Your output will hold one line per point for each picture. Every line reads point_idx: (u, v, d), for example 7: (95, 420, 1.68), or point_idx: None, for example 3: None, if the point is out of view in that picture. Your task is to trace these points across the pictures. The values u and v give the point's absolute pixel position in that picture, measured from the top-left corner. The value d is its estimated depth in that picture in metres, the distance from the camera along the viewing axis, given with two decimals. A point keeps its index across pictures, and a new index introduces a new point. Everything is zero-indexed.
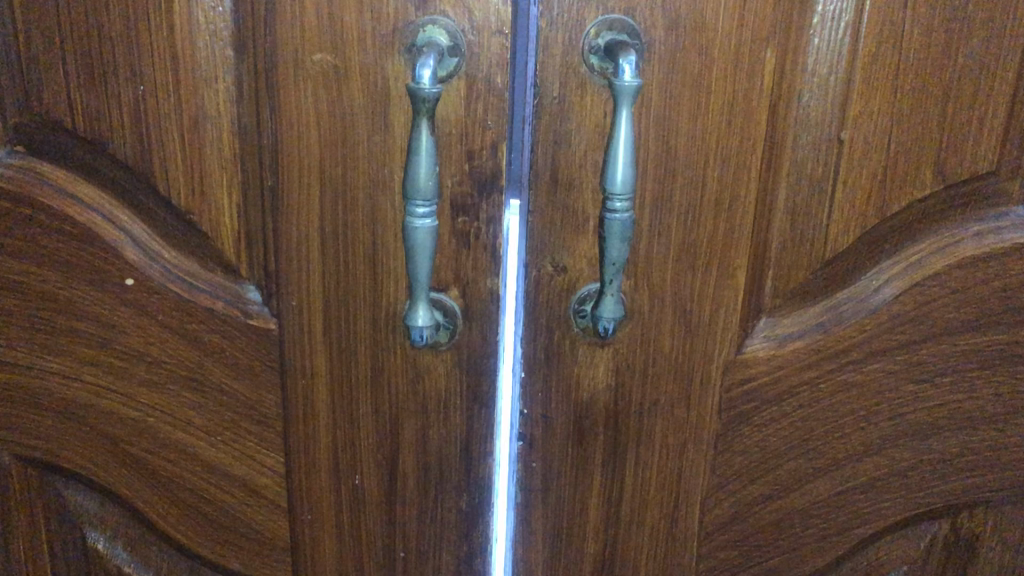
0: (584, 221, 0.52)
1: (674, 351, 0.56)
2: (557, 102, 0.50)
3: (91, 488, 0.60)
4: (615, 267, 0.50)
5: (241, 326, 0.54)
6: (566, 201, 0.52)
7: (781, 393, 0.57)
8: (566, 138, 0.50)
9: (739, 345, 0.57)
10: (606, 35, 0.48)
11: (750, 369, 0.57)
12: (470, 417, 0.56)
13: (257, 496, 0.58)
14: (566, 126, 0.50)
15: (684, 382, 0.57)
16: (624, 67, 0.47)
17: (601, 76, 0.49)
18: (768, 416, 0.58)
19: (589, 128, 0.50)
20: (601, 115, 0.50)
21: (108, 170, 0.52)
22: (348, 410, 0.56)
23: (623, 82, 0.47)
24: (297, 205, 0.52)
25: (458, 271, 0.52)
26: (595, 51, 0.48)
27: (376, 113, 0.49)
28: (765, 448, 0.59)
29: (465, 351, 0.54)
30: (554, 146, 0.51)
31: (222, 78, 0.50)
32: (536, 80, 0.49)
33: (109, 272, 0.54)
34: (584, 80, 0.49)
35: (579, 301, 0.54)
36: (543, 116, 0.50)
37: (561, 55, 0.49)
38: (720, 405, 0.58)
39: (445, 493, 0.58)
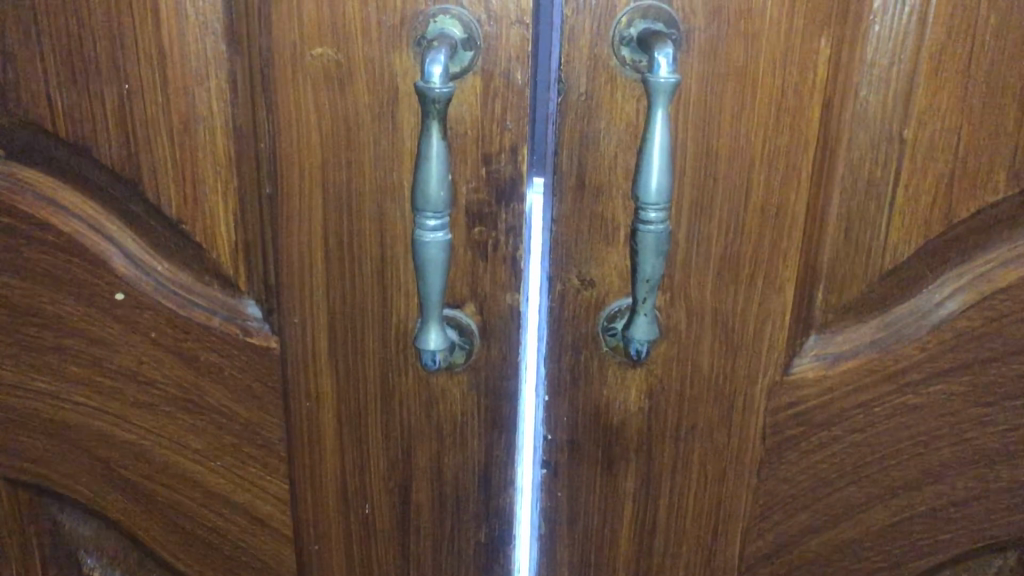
0: (614, 230, 0.47)
1: (714, 372, 0.51)
2: (584, 99, 0.44)
3: (85, 513, 0.56)
4: (649, 283, 0.45)
5: (240, 344, 0.50)
6: (594, 207, 0.47)
7: (832, 417, 0.52)
8: (595, 138, 0.45)
9: (786, 364, 0.51)
10: (640, 24, 0.43)
11: (798, 390, 0.52)
12: (488, 443, 0.51)
13: (261, 524, 0.54)
14: (595, 125, 0.45)
15: (725, 404, 0.52)
16: (658, 62, 0.41)
17: (633, 69, 0.44)
18: (816, 442, 0.53)
19: (620, 127, 0.45)
20: (634, 113, 0.44)
21: (94, 175, 0.48)
22: (356, 435, 0.51)
23: (658, 78, 0.41)
24: (297, 214, 0.47)
25: (475, 286, 0.47)
26: (627, 42, 0.43)
27: (383, 112, 0.44)
28: (814, 476, 0.53)
29: (483, 372, 0.49)
30: (580, 147, 0.45)
31: (214, 74, 0.45)
32: (560, 73, 0.44)
33: (98, 286, 0.50)
34: (614, 74, 0.44)
35: (608, 318, 0.49)
36: (569, 115, 0.45)
37: (588, 46, 0.43)
38: (764, 430, 0.52)
39: (463, 524, 0.53)
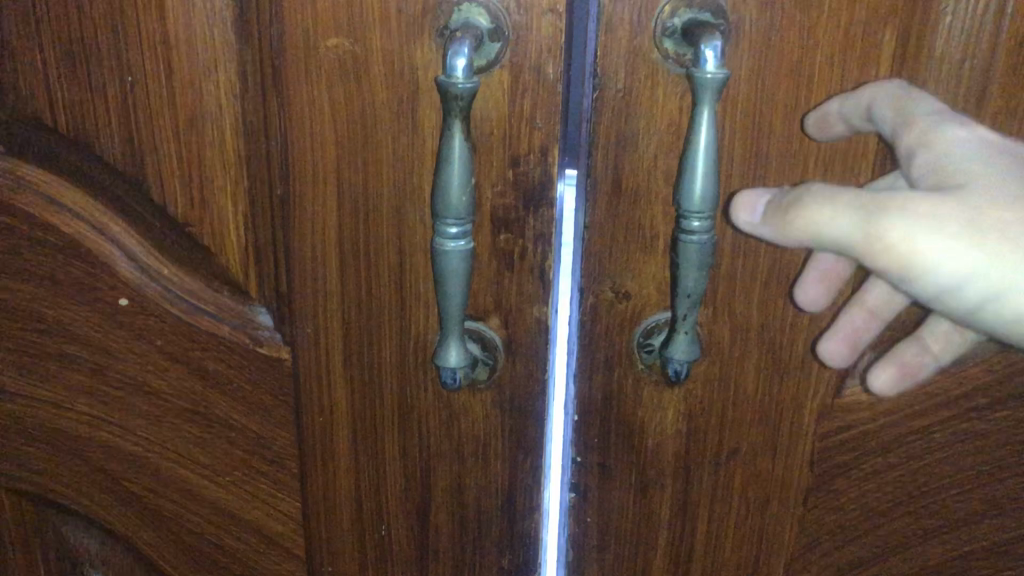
0: (653, 238, 0.43)
1: (760, 394, 0.47)
2: (621, 96, 0.40)
3: (90, 526, 0.53)
4: (691, 299, 0.41)
5: (250, 354, 0.47)
6: (631, 214, 0.43)
7: (888, 444, 0.48)
8: (633, 139, 0.41)
9: (837, 387, 0.47)
10: (685, 14, 0.39)
11: (850, 415, 0.47)
12: (513, 465, 0.47)
13: (272, 543, 0.51)
14: (633, 125, 0.41)
15: (770, 428, 0.47)
16: (705, 55, 0.37)
17: (677, 63, 0.40)
18: (869, 470, 0.48)
19: (660, 127, 0.41)
20: (676, 112, 0.40)
21: (97, 173, 0.45)
22: (371, 452, 0.48)
23: (705, 74, 0.37)
24: (311, 218, 0.44)
25: (499, 296, 0.44)
26: (670, 32, 0.39)
27: (403, 109, 0.41)
28: (865, 506, 0.49)
29: (508, 390, 0.46)
30: (617, 148, 0.41)
31: (222, 66, 0.42)
32: (596, 67, 0.40)
33: (102, 291, 0.47)
34: (655, 69, 0.40)
35: (645, 333, 0.45)
36: (605, 113, 0.41)
37: (627, 38, 0.39)
38: (811, 457, 0.48)
39: (485, 549, 0.49)
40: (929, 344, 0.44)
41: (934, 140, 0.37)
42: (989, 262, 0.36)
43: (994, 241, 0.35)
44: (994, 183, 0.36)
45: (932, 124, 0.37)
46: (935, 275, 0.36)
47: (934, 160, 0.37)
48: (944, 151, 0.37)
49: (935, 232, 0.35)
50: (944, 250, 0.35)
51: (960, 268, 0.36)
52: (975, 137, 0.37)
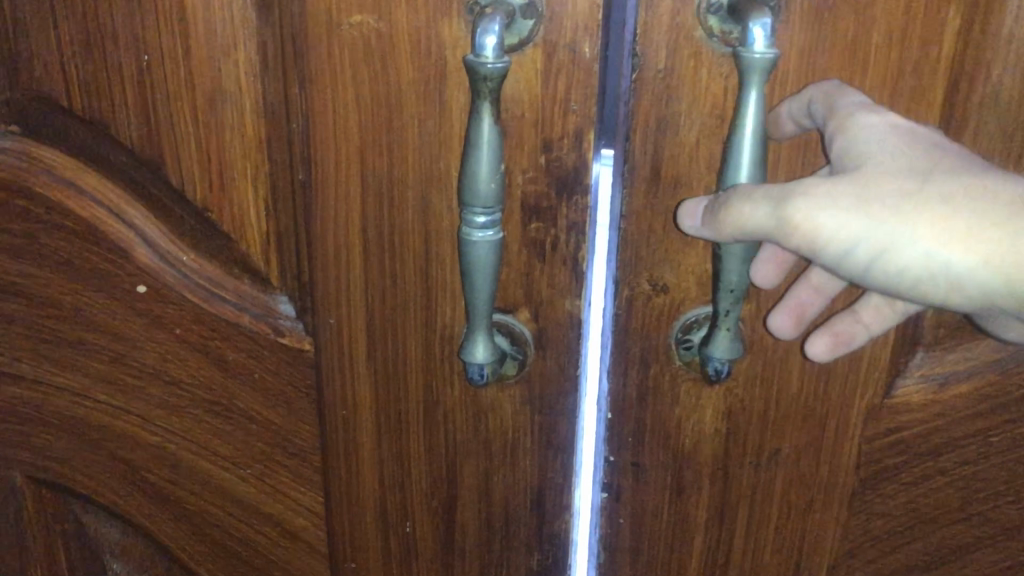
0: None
1: (804, 395, 0.44)
2: (662, 76, 0.38)
3: (111, 516, 0.52)
4: (734, 294, 0.39)
5: (272, 344, 0.45)
6: (670, 202, 0.40)
7: (939, 447, 0.45)
8: (673, 123, 0.39)
9: (887, 387, 0.44)
10: None
11: (900, 417, 0.44)
12: (543, 463, 0.45)
13: (295, 538, 0.50)
14: (674, 108, 0.38)
15: (814, 431, 0.45)
16: (753, 32, 0.34)
17: (722, 41, 0.37)
18: (919, 475, 0.46)
19: (703, 110, 0.38)
20: (720, 95, 0.38)
21: (114, 156, 0.44)
22: (396, 447, 0.46)
23: (753, 54, 0.34)
24: (333, 204, 0.42)
25: (530, 288, 0.42)
26: (716, 8, 0.36)
27: (429, 90, 0.39)
28: (915, 512, 0.47)
29: (539, 385, 0.43)
30: (656, 133, 0.39)
31: (242, 45, 0.40)
32: (635, 46, 0.37)
33: (119, 278, 0.45)
34: (698, 47, 0.37)
35: (683, 329, 0.42)
36: (644, 95, 0.38)
37: (669, 14, 0.37)
38: (858, 461, 0.45)
39: (513, 549, 0.48)
40: (862, 313, 0.41)
41: (849, 127, 0.35)
42: (874, 227, 0.35)
43: (877, 206, 0.35)
44: (890, 155, 0.35)
45: (844, 110, 0.35)
46: (827, 246, 0.36)
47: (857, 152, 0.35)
48: (859, 139, 0.35)
49: (826, 204, 0.35)
50: (834, 222, 0.35)
51: (849, 236, 0.35)
52: (888, 123, 0.35)
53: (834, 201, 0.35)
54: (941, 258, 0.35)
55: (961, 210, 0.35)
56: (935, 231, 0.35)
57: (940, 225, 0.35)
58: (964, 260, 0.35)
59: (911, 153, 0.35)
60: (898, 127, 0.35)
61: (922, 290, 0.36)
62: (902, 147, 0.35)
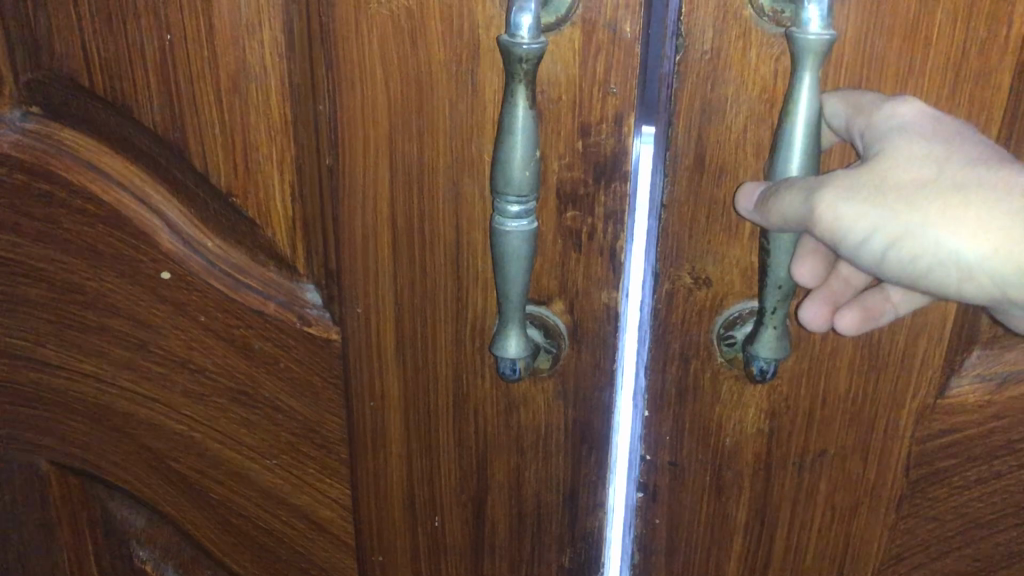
0: (739, 219, 0.38)
1: (853, 394, 0.41)
2: (708, 59, 0.35)
3: (137, 503, 0.52)
4: (782, 290, 0.37)
5: (297, 333, 0.44)
6: (715, 191, 0.38)
7: (995, 450, 0.43)
8: (719, 108, 0.36)
9: (941, 386, 0.42)
10: None
11: (953, 418, 0.42)
12: (576, 459, 0.44)
13: (321, 530, 0.49)
14: (721, 92, 0.36)
15: (862, 430, 0.42)
16: (807, 12, 0.32)
17: (772, 21, 0.35)
18: (973, 478, 0.44)
19: (752, 93, 0.36)
20: (770, 77, 0.35)
21: (137, 138, 0.42)
22: (424, 440, 0.45)
23: (807, 35, 0.32)
24: (361, 189, 0.40)
25: (565, 279, 0.40)
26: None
27: (461, 70, 0.37)
28: (965, 517, 0.45)
29: (573, 379, 0.42)
30: (700, 120, 0.37)
31: (267, 23, 0.38)
32: (680, 26, 0.35)
33: (143, 263, 0.44)
34: (748, 28, 0.35)
35: (726, 325, 0.40)
36: (688, 78, 0.36)
37: None
38: (907, 464, 0.43)
39: (544, 546, 0.46)
40: (891, 292, 0.38)
41: (873, 119, 0.33)
42: (889, 216, 0.33)
43: (891, 195, 0.33)
44: (911, 142, 0.33)
45: (870, 102, 0.34)
46: (841, 237, 0.33)
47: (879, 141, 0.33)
48: (881, 129, 0.33)
49: (843, 192, 0.32)
50: (851, 210, 0.33)
51: (862, 225, 0.33)
52: (913, 111, 0.33)
53: (848, 189, 0.33)
54: (952, 246, 0.32)
55: (978, 197, 0.32)
56: (950, 219, 0.32)
57: (952, 211, 0.32)
58: (978, 251, 0.32)
59: (934, 142, 0.33)
60: (928, 117, 0.33)
61: (938, 285, 0.34)
62: (926, 136, 0.33)
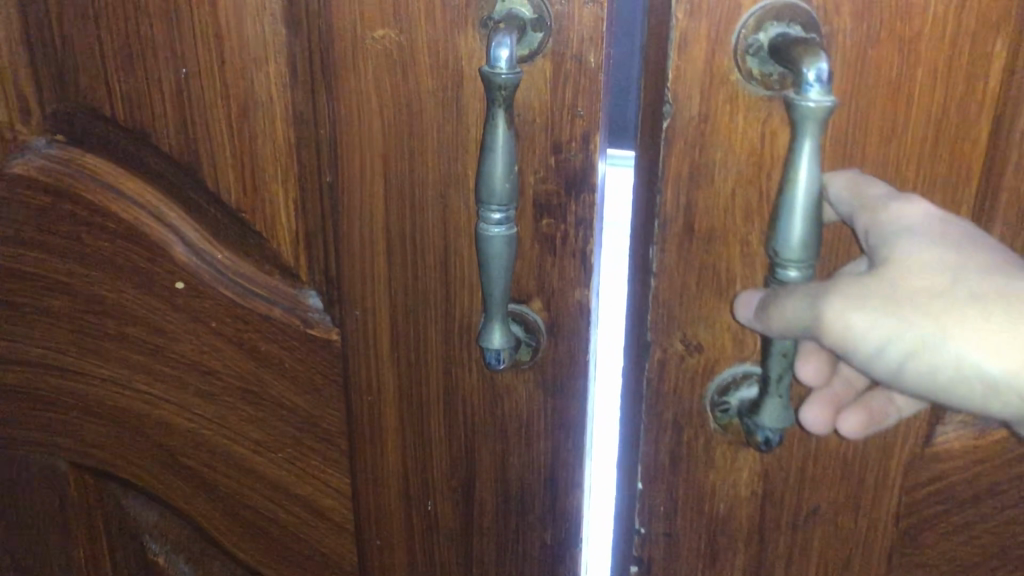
0: (729, 283, 0.41)
1: (843, 448, 0.43)
2: (698, 121, 0.38)
3: (150, 500, 0.56)
4: (787, 358, 0.38)
5: (302, 334, 0.49)
6: (704, 255, 0.41)
7: (980, 494, 0.45)
8: (708, 173, 0.39)
9: (927, 435, 0.44)
10: (774, 29, 0.36)
11: (937, 461, 0.44)
12: (556, 443, 0.48)
13: (324, 517, 0.53)
14: (709, 157, 0.39)
15: (853, 484, 0.44)
16: (807, 81, 0.33)
17: (760, 84, 0.37)
18: (957, 517, 0.46)
19: (738, 157, 0.39)
20: (757, 142, 0.38)
21: (154, 163, 0.47)
22: (418, 430, 0.50)
23: (805, 104, 0.33)
24: (359, 203, 0.45)
25: (542, 280, 0.45)
26: (753, 50, 0.37)
27: (448, 98, 0.42)
28: (951, 557, 0.47)
29: (551, 370, 0.46)
30: (689, 185, 0.40)
31: (273, 59, 0.43)
32: (668, 92, 0.38)
33: (159, 275, 0.49)
34: (735, 91, 0.38)
35: (720, 391, 0.43)
36: (677, 143, 0.39)
37: (705, 55, 0.37)
38: (897, 513, 0.45)
39: (529, 526, 0.50)
40: (895, 397, 0.42)
41: (879, 217, 0.36)
42: (901, 327, 0.36)
43: (904, 308, 0.35)
44: (918, 252, 0.36)
45: (876, 200, 0.37)
46: (854, 345, 0.36)
47: (888, 244, 0.36)
48: (889, 230, 0.36)
49: (855, 305, 0.35)
50: (864, 322, 0.36)
51: (876, 334, 0.36)
52: (919, 216, 0.36)
53: (859, 296, 0.36)
54: (968, 359, 0.36)
55: (987, 310, 0.35)
56: (962, 331, 0.36)
57: (964, 324, 0.36)
58: (993, 364, 0.35)
59: (939, 252, 0.36)
60: (932, 219, 0.36)
61: (955, 394, 0.37)
62: (932, 245, 0.36)
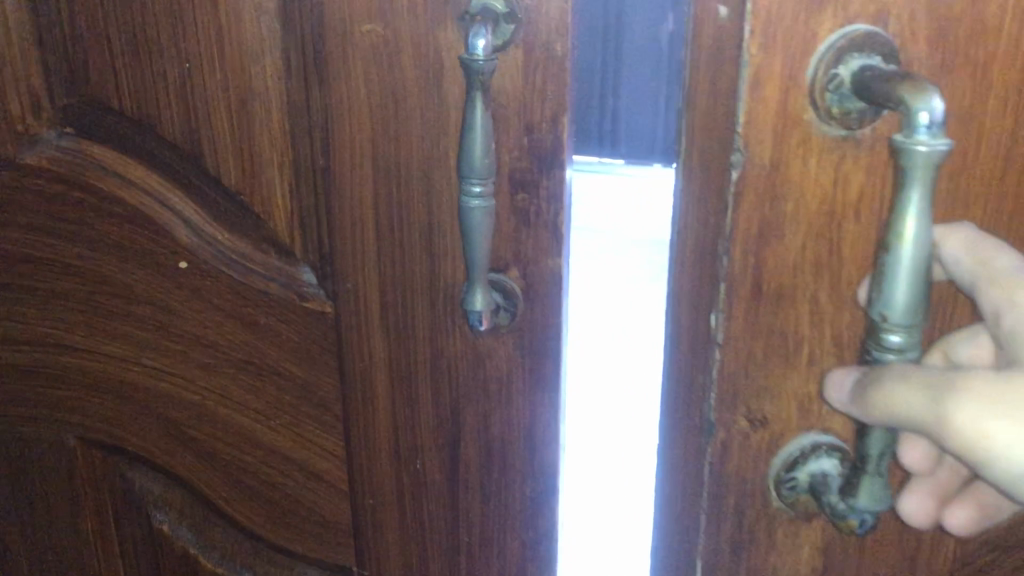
0: (796, 347, 0.39)
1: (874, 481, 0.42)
2: (766, 174, 0.36)
3: (154, 471, 0.60)
4: (887, 438, 0.36)
5: (298, 307, 0.53)
6: (773, 321, 0.39)
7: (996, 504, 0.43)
8: (777, 232, 0.37)
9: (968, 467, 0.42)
10: (855, 60, 0.34)
11: None
12: (533, 400, 0.52)
13: (320, 480, 0.57)
14: (778, 216, 0.37)
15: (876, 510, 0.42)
16: (919, 123, 0.30)
17: (838, 124, 0.35)
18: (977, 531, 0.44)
19: (810, 210, 0.37)
20: (829, 186, 0.36)
21: (159, 152, 0.51)
22: (407, 394, 0.54)
23: (918, 145, 0.30)
24: (349, 184, 0.49)
25: (518, 251, 0.49)
26: (835, 84, 0.34)
27: (429, 85, 0.46)
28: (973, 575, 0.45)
29: (527, 332, 0.51)
30: (750, 251, 0.38)
31: (269, 53, 0.47)
32: (738, 140, 0.36)
33: (164, 256, 0.53)
34: (808, 131, 0.35)
35: (788, 468, 0.41)
36: (744, 204, 0.37)
37: (776, 101, 0.35)
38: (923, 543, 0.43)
39: (510, 478, 0.54)
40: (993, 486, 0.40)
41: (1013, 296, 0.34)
42: None
43: None
44: None
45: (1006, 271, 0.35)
46: (986, 454, 0.33)
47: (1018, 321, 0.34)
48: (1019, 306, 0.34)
49: (988, 404, 0.33)
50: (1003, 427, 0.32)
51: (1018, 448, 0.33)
52: None
53: (997, 400, 0.33)
54: None
55: None
56: None
57: None
58: None
59: None
60: None
61: None
62: None
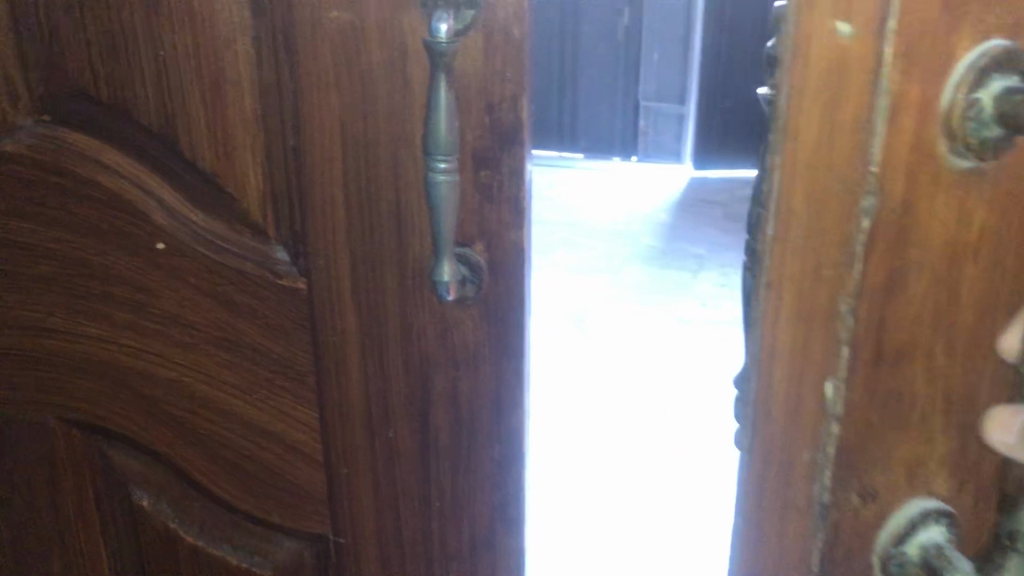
0: (909, 410, 0.32)
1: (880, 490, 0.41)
2: (900, 213, 0.29)
3: (134, 448, 0.62)
4: None
5: (271, 284, 0.55)
6: (891, 383, 0.32)
7: None
8: (902, 279, 0.30)
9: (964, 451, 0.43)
10: (999, 80, 0.27)
11: None
12: (498, 368, 0.55)
13: (296, 451, 0.60)
14: (907, 261, 0.30)
15: None
16: None
17: (972, 156, 0.29)
18: None
19: (937, 253, 0.30)
20: (952, 230, 0.30)
21: (134, 137, 0.53)
22: (379, 365, 0.56)
23: None
24: (320, 164, 0.52)
25: (483, 225, 0.52)
26: (976, 111, 0.28)
27: (395, 68, 0.48)
28: None
29: (492, 303, 0.53)
30: (886, 296, 0.30)
31: (240, 40, 0.50)
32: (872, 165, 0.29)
33: (140, 237, 0.55)
34: (941, 168, 0.29)
35: (899, 532, 0.34)
36: (878, 245, 0.30)
37: (913, 129, 0.28)
38: None
39: (478, 443, 0.57)
40: None
41: None
42: None
43: None
44: None
45: None
46: None
47: None
48: None
49: None
50: None
51: None
52: None
53: None
54: None
55: None
56: None
57: None
58: None
59: None
60: None
61: None
62: None
